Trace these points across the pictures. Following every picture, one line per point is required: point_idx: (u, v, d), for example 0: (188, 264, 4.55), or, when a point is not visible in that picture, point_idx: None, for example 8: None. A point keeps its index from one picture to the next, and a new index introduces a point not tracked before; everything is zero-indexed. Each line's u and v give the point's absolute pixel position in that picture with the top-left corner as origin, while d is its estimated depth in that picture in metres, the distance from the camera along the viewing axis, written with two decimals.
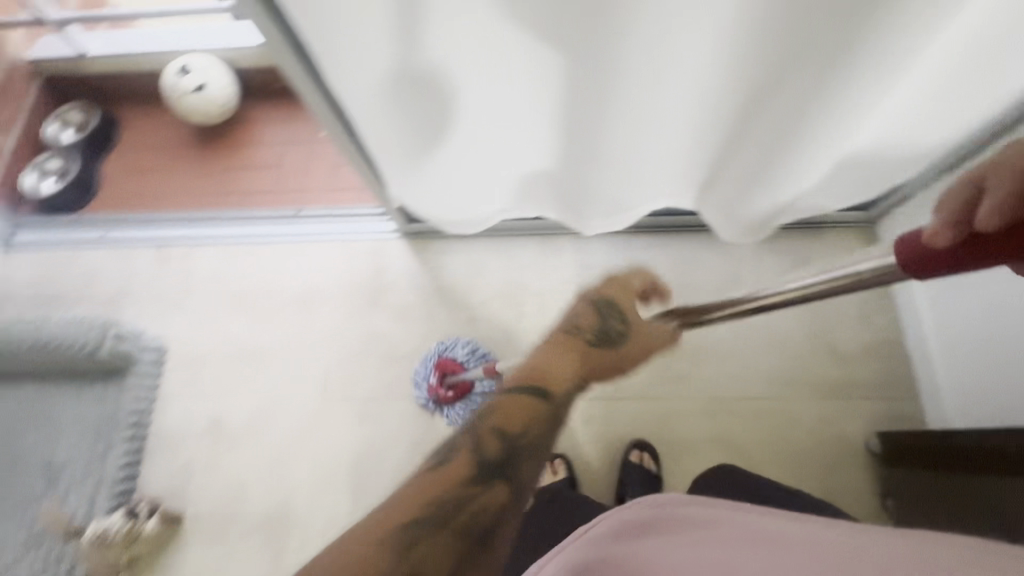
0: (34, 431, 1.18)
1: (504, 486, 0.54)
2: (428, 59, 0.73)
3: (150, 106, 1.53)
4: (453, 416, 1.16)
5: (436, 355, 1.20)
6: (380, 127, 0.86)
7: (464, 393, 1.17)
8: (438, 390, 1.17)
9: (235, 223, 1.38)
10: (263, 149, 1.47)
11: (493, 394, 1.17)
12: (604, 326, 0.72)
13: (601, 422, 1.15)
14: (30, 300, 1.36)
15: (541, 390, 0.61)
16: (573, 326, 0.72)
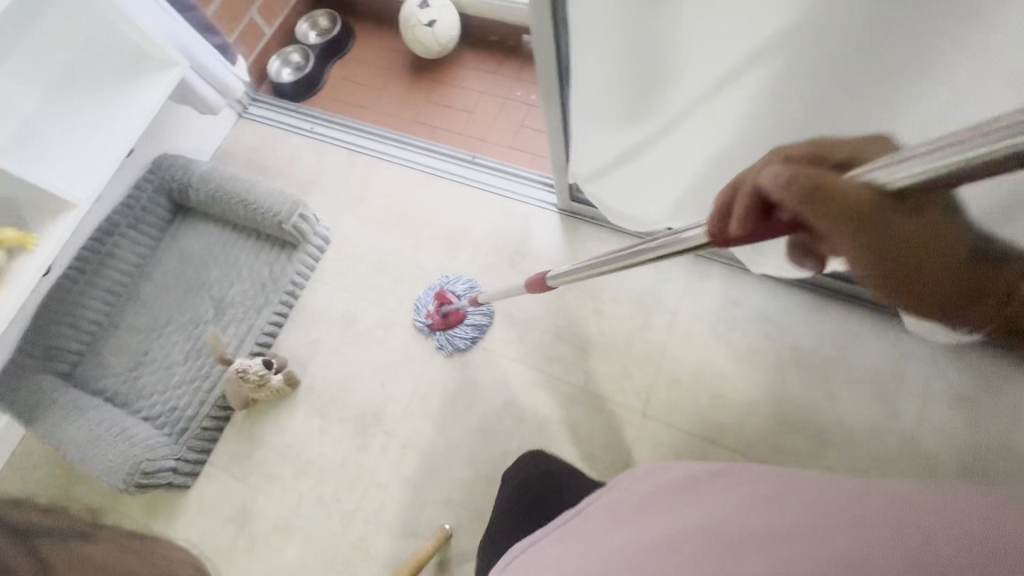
0: (212, 268, 1.37)
1: None
2: (684, 36, 0.71)
3: (384, 29, 1.71)
4: (447, 342, 1.25)
5: (439, 287, 1.31)
6: (595, 98, 0.86)
7: (458, 322, 1.26)
8: (436, 315, 1.27)
9: (418, 152, 1.50)
10: (463, 94, 1.57)
11: (483, 326, 1.25)
12: None
13: (692, 461, 1.09)
14: (243, 162, 1.59)
15: None
16: None
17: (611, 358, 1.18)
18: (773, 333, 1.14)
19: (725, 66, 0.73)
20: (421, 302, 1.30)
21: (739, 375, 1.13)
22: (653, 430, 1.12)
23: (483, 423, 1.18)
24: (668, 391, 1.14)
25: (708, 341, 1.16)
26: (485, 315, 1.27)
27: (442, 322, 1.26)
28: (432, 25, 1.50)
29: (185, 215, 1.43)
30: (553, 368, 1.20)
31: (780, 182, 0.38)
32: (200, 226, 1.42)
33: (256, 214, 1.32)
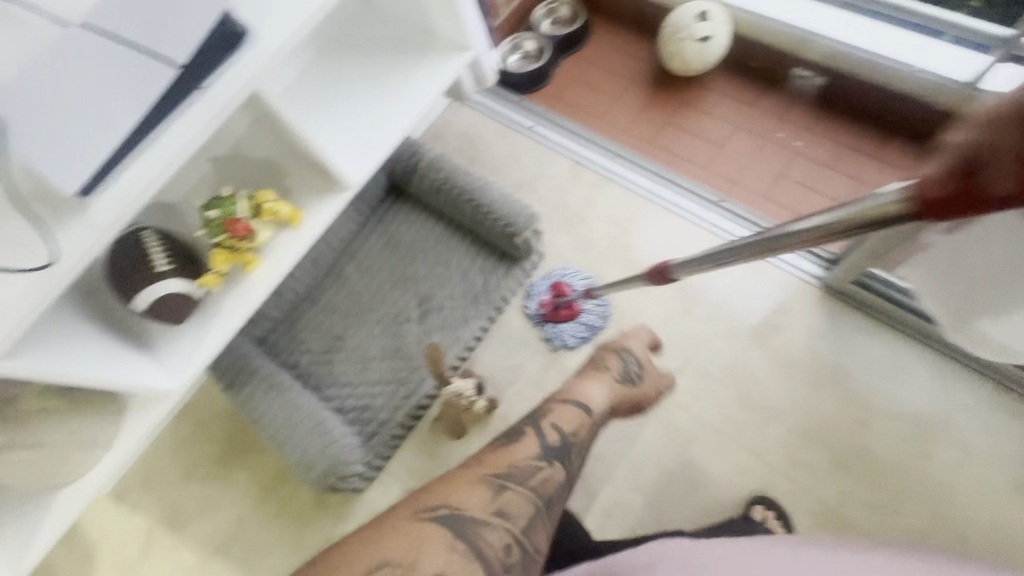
0: (420, 262, 1.27)
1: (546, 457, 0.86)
2: None
3: (626, 30, 1.54)
4: (557, 335, 1.21)
5: (554, 279, 1.27)
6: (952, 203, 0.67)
7: (572, 316, 1.22)
8: (549, 306, 1.23)
9: (654, 181, 1.35)
10: (712, 121, 1.39)
11: (598, 324, 1.21)
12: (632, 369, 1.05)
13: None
14: (453, 146, 1.45)
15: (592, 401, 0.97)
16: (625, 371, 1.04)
17: (871, 484, 1.01)
18: None
19: None
20: (536, 289, 1.26)
21: None
22: None
23: (706, 514, 1.04)
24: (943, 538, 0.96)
25: (1001, 492, 0.98)
26: (601, 317, 1.22)
27: (556, 313, 1.22)
28: (705, 41, 1.33)
29: (398, 196, 1.33)
30: (797, 473, 1.04)
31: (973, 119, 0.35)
32: (412, 213, 1.31)
33: (485, 218, 1.21)
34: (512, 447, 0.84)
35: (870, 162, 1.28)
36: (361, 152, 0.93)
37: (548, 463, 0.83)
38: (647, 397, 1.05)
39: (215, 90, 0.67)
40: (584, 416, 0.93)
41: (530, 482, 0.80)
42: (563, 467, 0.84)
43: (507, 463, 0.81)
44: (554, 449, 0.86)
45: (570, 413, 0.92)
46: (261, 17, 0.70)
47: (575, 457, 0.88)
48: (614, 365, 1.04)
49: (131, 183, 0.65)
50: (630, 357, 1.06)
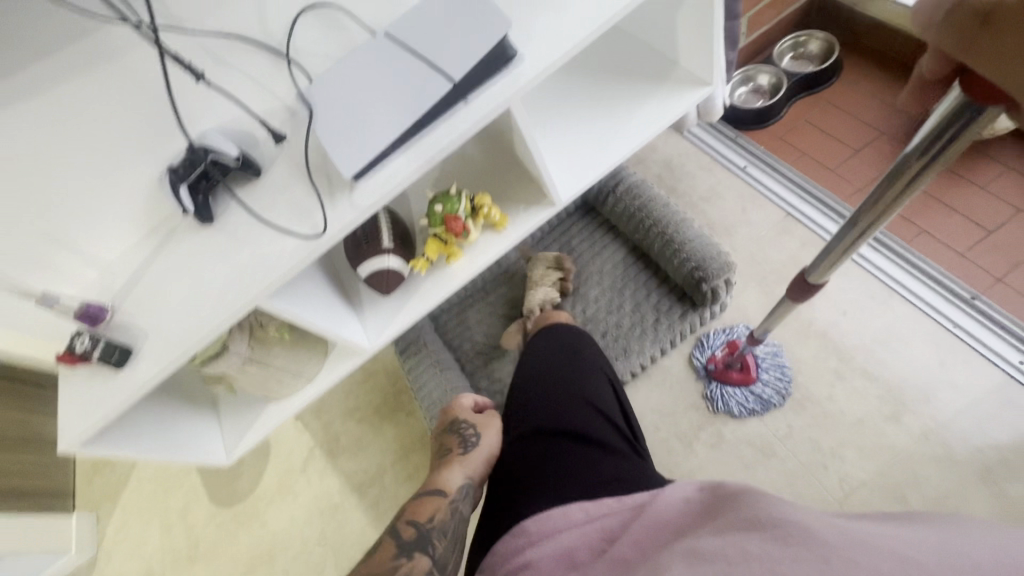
0: (594, 282, 1.26)
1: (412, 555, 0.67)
2: None
3: (887, 77, 1.33)
4: (718, 395, 1.11)
5: (733, 335, 1.16)
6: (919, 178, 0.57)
7: (742, 383, 1.10)
8: (718, 363, 1.13)
9: (886, 256, 1.15)
10: (982, 199, 1.15)
11: (773, 402, 1.08)
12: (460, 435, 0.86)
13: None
14: (652, 172, 1.40)
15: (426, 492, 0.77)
16: (444, 441, 0.87)
17: None
18: None
19: None
20: (709, 340, 1.16)
21: None
22: None
23: None
24: None
25: None
26: (779, 393, 1.08)
27: (723, 372, 1.11)
28: None
29: (587, 212, 1.34)
30: None
31: (932, 21, 0.39)
32: (597, 232, 1.31)
33: (676, 254, 1.16)
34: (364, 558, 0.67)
35: None
36: (578, 170, 0.94)
37: (408, 558, 0.67)
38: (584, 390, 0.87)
39: (476, 102, 0.74)
40: (439, 505, 0.75)
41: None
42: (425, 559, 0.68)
43: None
44: (407, 543, 0.69)
45: (426, 503, 0.75)
46: (532, 39, 0.75)
47: (439, 539, 0.71)
48: (453, 442, 0.85)
49: (392, 170, 0.75)
50: (461, 424, 0.87)
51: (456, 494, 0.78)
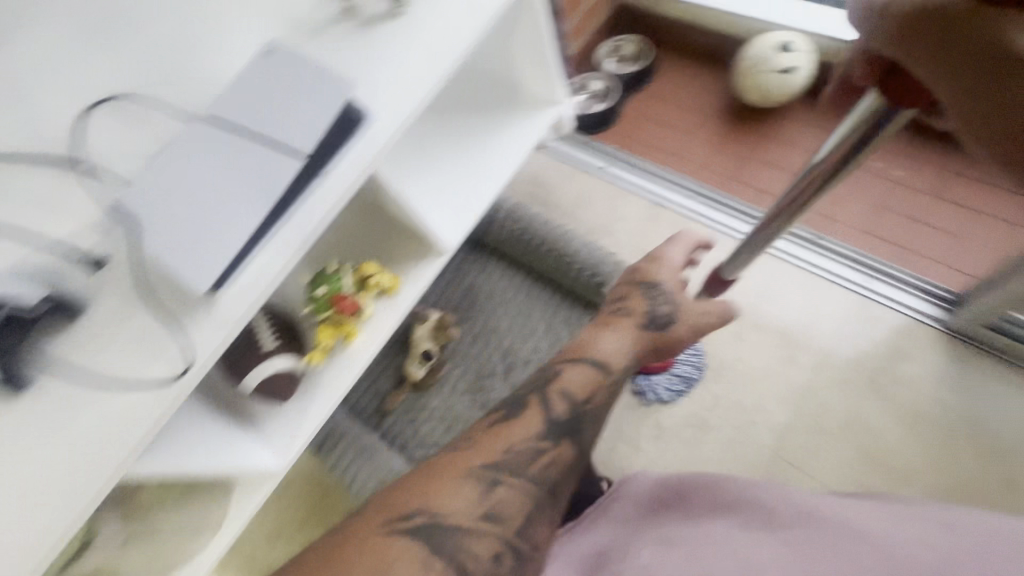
0: (501, 314, 1.24)
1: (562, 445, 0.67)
2: None
3: (695, 65, 1.50)
4: (644, 387, 1.14)
5: None
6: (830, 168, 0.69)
7: (662, 370, 1.14)
8: None
9: (740, 218, 1.28)
10: (795, 152, 1.33)
11: (694, 379, 1.14)
12: (645, 309, 0.86)
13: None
14: (524, 191, 1.42)
15: (597, 364, 0.78)
16: (615, 308, 0.88)
17: None
18: None
19: None
20: None
21: None
22: None
23: None
24: None
25: None
26: (695, 368, 1.15)
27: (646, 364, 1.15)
28: (790, 72, 1.28)
29: (473, 247, 1.31)
30: None
31: (870, 27, 0.46)
32: (489, 263, 1.29)
33: (570, 267, 1.17)
34: (509, 424, 0.69)
35: (971, 194, 1.24)
36: (458, 211, 0.91)
37: (553, 441, 0.67)
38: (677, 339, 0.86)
39: (336, 174, 0.67)
40: (596, 382, 0.76)
41: (535, 463, 0.64)
42: (577, 440, 0.69)
43: (503, 446, 0.65)
44: (559, 423, 0.69)
45: (582, 374, 0.76)
46: (379, 95, 0.70)
47: (588, 430, 0.72)
48: (637, 306, 0.86)
49: (259, 269, 0.64)
50: (657, 293, 0.87)
51: (619, 376, 0.78)
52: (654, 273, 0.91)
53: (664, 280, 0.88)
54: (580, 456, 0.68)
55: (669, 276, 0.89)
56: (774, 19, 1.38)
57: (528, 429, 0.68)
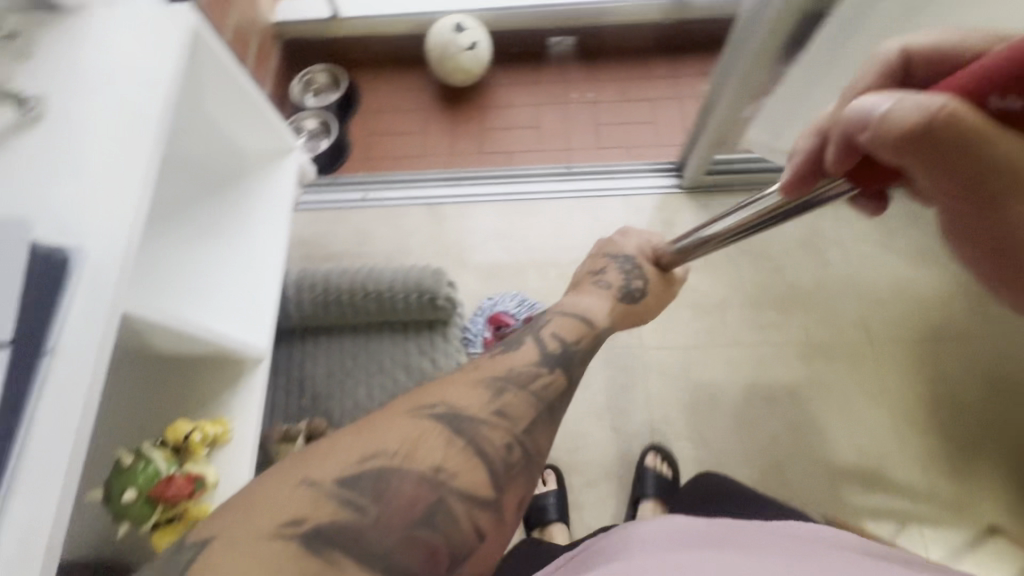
0: (354, 386, 1.10)
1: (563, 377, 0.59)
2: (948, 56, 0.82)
3: (392, 71, 1.53)
4: None
5: (486, 313, 1.23)
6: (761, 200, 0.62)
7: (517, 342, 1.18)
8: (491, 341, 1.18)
9: (507, 182, 1.38)
10: (516, 111, 1.47)
11: None
12: (626, 283, 0.79)
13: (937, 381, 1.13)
14: (304, 257, 1.32)
15: (585, 319, 0.69)
16: (598, 277, 0.80)
17: (813, 315, 1.20)
18: (926, 230, 1.26)
19: None
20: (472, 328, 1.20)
21: (923, 275, 1.22)
22: (888, 353, 1.16)
23: (739, 414, 1.12)
24: (878, 313, 1.20)
25: (883, 258, 1.24)
26: None
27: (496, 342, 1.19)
28: (473, 46, 1.40)
29: (286, 336, 1.14)
30: (769, 333, 1.19)
31: (873, 123, 0.40)
32: (313, 343, 1.13)
33: (394, 300, 1.10)
34: (508, 352, 0.60)
35: (652, 86, 1.47)
36: (247, 311, 0.75)
37: (548, 371, 0.59)
38: (651, 311, 0.81)
39: (66, 342, 0.49)
40: (586, 330, 0.68)
41: (534, 383, 0.56)
42: (570, 375, 0.60)
43: (504, 367, 0.57)
44: (553, 356, 0.61)
45: (568, 324, 0.67)
46: (67, 225, 0.53)
47: (581, 365, 0.63)
48: (614, 281, 0.78)
49: (21, 521, 0.45)
50: (628, 269, 0.80)
51: (602, 330, 0.70)
52: (622, 245, 0.84)
53: (629, 252, 0.83)
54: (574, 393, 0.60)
55: (632, 245, 0.84)
56: (433, 7, 1.47)
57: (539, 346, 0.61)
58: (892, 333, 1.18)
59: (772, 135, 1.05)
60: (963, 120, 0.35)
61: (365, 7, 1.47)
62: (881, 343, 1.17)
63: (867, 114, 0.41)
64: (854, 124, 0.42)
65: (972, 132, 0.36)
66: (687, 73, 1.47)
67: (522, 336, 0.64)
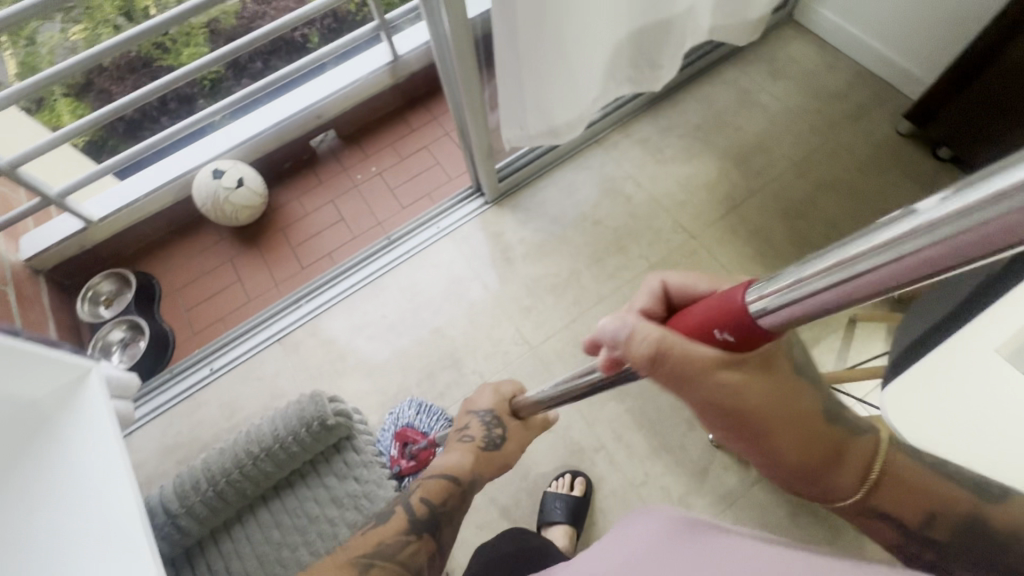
0: (292, 558, 1.00)
1: (429, 539, 0.74)
2: (592, 13, 1.01)
3: (179, 242, 1.49)
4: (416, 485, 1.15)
5: (394, 428, 1.20)
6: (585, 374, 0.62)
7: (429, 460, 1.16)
8: (402, 460, 1.16)
9: (341, 279, 1.39)
10: (316, 216, 1.50)
11: None
12: (490, 432, 0.86)
13: (755, 237, 1.33)
14: (179, 459, 1.21)
15: (452, 480, 0.81)
16: (465, 433, 0.87)
17: (645, 242, 1.35)
18: (680, 132, 1.48)
19: (595, 19, 1.02)
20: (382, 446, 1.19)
21: (697, 165, 1.43)
22: (708, 237, 1.34)
23: None
24: (684, 211, 1.38)
25: (664, 170, 1.44)
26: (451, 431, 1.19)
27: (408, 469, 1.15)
28: (241, 183, 1.40)
29: (198, 549, 1.03)
30: (621, 275, 1.32)
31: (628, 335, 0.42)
32: (229, 540, 1.03)
33: (287, 448, 1.04)
34: (378, 527, 0.74)
35: (420, 136, 1.58)
36: (120, 530, 0.72)
37: (417, 536, 0.73)
38: (515, 456, 0.87)
39: None
40: (452, 490, 0.80)
41: (401, 553, 0.70)
42: (435, 537, 0.75)
43: (374, 542, 0.70)
44: (422, 522, 0.75)
45: (434, 487, 0.80)
46: None
47: (449, 523, 0.78)
48: (476, 434, 0.86)
49: None
50: (485, 418, 0.87)
51: (467, 484, 0.83)
52: (475, 400, 0.91)
53: (485, 407, 0.88)
54: (439, 552, 0.75)
55: (480, 396, 0.91)
56: (182, 166, 1.45)
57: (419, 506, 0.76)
58: (703, 221, 1.36)
59: (522, 127, 1.18)
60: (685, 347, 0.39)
61: (113, 199, 1.40)
62: (700, 234, 1.35)
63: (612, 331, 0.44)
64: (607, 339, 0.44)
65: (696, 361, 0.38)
66: (442, 111, 1.61)
67: (393, 507, 0.77)
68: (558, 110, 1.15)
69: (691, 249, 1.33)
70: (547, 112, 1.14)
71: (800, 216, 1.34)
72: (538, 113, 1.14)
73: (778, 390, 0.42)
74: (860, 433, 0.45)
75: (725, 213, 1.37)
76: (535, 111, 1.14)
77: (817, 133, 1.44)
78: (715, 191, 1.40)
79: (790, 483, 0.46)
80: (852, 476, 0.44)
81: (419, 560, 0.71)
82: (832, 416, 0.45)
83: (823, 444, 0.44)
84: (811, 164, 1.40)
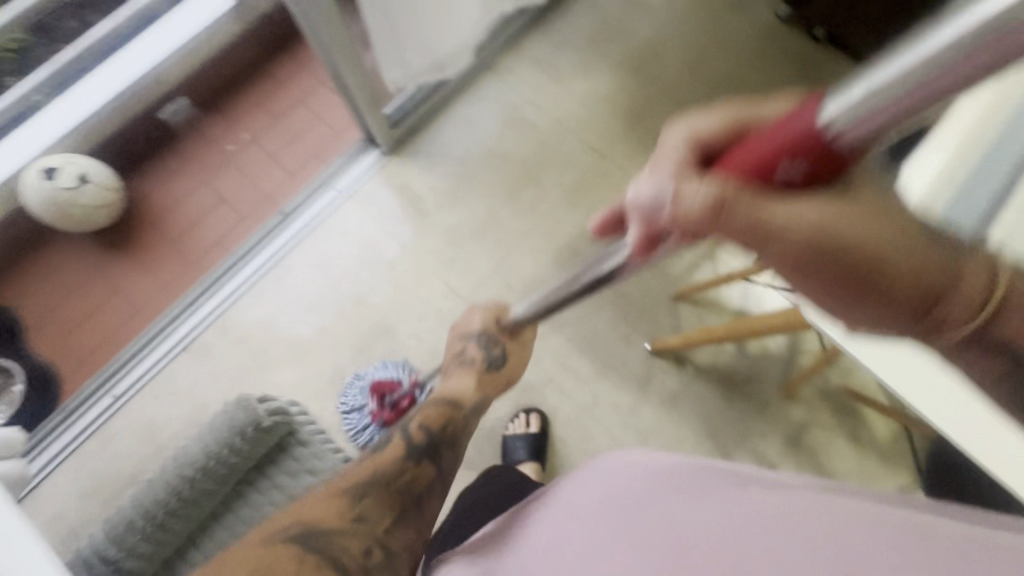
0: None
1: (431, 463, 0.65)
2: None
3: (28, 259, 1.26)
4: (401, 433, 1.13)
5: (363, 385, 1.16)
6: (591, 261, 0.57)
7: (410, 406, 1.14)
8: (380, 413, 1.13)
9: (240, 267, 1.25)
10: (192, 202, 1.31)
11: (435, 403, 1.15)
12: (489, 351, 0.81)
13: (661, 145, 1.33)
14: (105, 496, 1.10)
15: (454, 406, 0.74)
16: (462, 358, 0.82)
17: (556, 169, 1.32)
18: (573, 45, 1.41)
19: None
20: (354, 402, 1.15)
21: (595, 79, 1.38)
22: (618, 153, 1.33)
23: None
24: (590, 130, 1.34)
25: (564, 89, 1.37)
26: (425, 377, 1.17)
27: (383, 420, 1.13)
28: (84, 178, 1.18)
29: None
30: (540, 207, 1.29)
31: (654, 201, 0.37)
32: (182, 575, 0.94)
33: (226, 460, 0.97)
34: (375, 456, 0.65)
35: (291, 88, 1.39)
36: None
37: (416, 462, 0.64)
38: (518, 372, 0.84)
39: None
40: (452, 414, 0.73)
41: (399, 480, 0.61)
42: (437, 461, 0.65)
43: (368, 470, 0.62)
44: (417, 447, 0.65)
45: (437, 412, 0.72)
46: None
47: (451, 451, 0.69)
48: (475, 355, 0.81)
49: None
50: (478, 341, 0.82)
51: (472, 407, 0.77)
52: (468, 322, 0.86)
53: (478, 327, 0.83)
54: (443, 475, 0.66)
55: (474, 317, 0.85)
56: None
57: (417, 431, 0.68)
58: (610, 138, 1.34)
59: (406, 64, 1.06)
60: (747, 195, 0.33)
61: None
62: (610, 150, 1.33)
63: (662, 198, 0.37)
64: (642, 208, 0.39)
65: (762, 190, 0.33)
66: (311, 55, 1.42)
67: None
68: (440, 40, 1.04)
69: (603, 169, 1.31)
70: (427, 43, 1.03)
71: (699, 117, 1.35)
72: (418, 45, 1.02)
73: (868, 216, 0.39)
74: (971, 249, 0.42)
75: (630, 126, 1.35)
76: (415, 44, 1.02)
77: (704, 27, 1.42)
78: (617, 104, 1.36)
79: (894, 316, 0.44)
80: (964, 300, 0.41)
81: (420, 486, 0.63)
82: (932, 235, 0.42)
83: (927, 269, 0.41)
84: (704, 61, 1.40)
